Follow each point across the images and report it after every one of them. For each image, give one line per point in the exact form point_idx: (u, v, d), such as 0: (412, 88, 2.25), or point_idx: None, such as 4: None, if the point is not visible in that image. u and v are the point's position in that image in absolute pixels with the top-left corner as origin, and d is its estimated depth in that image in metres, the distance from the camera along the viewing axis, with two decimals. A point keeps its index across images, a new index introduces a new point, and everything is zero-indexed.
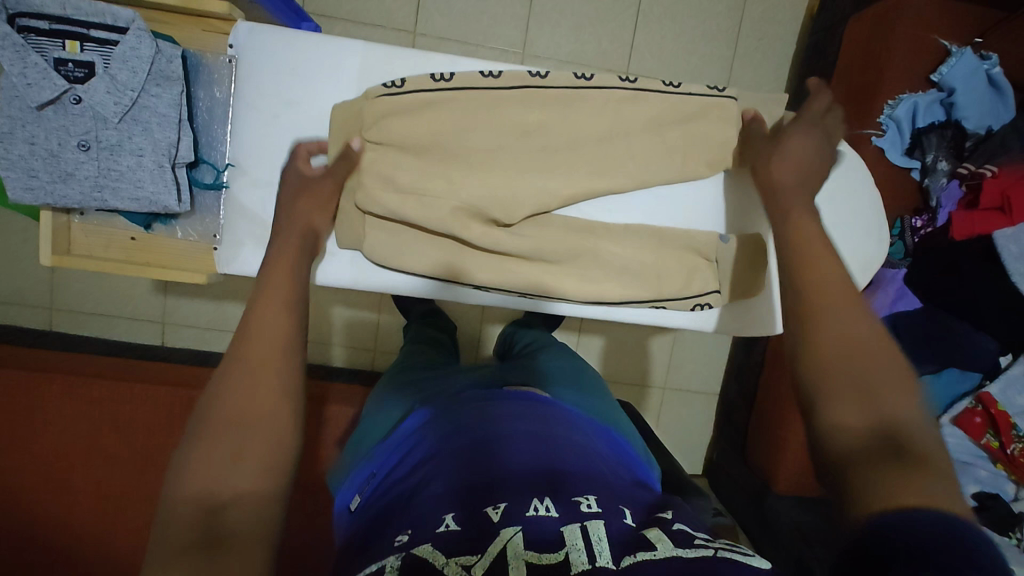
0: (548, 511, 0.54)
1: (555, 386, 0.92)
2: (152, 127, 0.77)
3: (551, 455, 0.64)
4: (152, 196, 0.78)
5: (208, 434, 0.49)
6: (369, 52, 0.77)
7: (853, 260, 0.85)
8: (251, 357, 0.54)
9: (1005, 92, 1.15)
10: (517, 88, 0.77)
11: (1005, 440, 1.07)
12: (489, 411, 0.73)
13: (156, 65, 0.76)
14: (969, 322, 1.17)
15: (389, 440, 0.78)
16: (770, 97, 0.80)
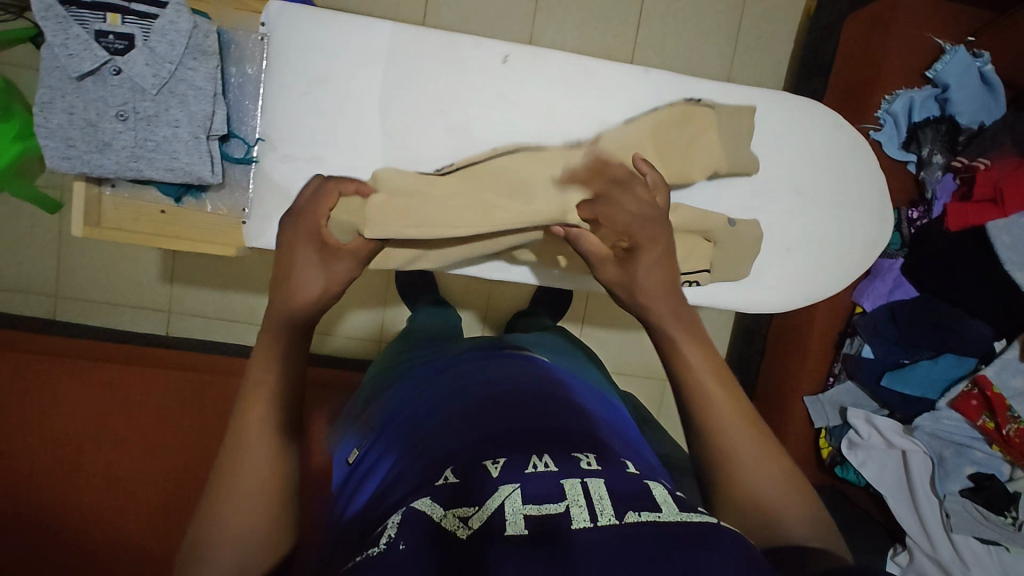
0: (547, 466, 0.54)
1: (559, 356, 0.95)
2: (188, 100, 0.79)
3: (552, 417, 0.65)
4: (187, 167, 0.80)
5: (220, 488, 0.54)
6: (395, 33, 0.79)
7: (858, 240, 0.88)
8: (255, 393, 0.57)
9: (995, 89, 1.20)
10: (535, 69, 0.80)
11: (1001, 421, 1.10)
12: (486, 379, 0.75)
13: (194, 40, 0.79)
14: (963, 310, 1.19)
15: (395, 400, 0.82)
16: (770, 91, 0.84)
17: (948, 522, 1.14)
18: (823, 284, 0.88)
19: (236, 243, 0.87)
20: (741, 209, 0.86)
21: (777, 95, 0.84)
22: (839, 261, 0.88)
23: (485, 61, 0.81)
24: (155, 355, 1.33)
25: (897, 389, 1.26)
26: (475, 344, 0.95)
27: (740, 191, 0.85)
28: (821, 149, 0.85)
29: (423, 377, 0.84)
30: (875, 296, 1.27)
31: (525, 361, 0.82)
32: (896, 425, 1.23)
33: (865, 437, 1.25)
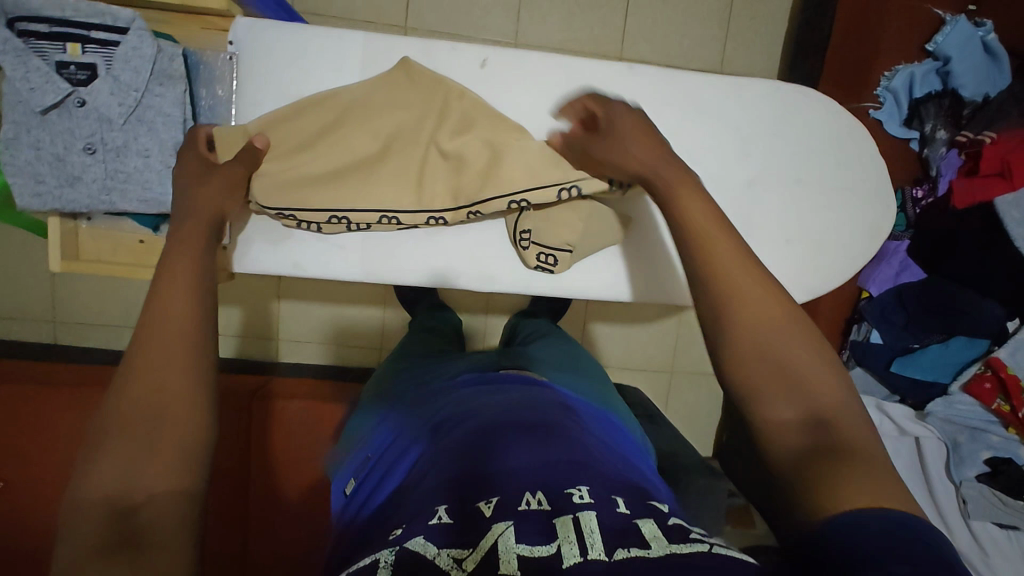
0: (540, 504, 0.52)
1: (556, 375, 0.93)
2: (157, 127, 0.77)
3: (549, 441, 0.63)
4: (160, 197, 0.78)
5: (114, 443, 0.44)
6: (369, 42, 0.77)
7: (858, 229, 0.84)
8: (152, 322, 0.50)
9: (1000, 59, 1.16)
10: (508, 60, 0.79)
11: (1016, 404, 1.07)
12: (480, 401, 0.73)
13: (159, 64, 0.75)
14: (974, 290, 1.15)
15: (391, 424, 0.80)
16: (756, 80, 0.81)
17: (965, 508, 1.11)
18: (825, 277, 0.84)
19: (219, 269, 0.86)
20: (734, 209, 0.82)
21: (762, 83, 0.81)
22: (841, 250, 0.84)
23: (463, 66, 0.79)
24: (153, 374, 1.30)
25: (907, 373, 1.23)
26: (470, 365, 0.93)
27: (733, 191, 0.81)
28: (812, 138, 0.82)
29: (420, 401, 0.82)
30: (882, 280, 1.25)
31: (522, 383, 0.80)
32: (908, 412, 1.22)
33: (877, 425, 1.22)
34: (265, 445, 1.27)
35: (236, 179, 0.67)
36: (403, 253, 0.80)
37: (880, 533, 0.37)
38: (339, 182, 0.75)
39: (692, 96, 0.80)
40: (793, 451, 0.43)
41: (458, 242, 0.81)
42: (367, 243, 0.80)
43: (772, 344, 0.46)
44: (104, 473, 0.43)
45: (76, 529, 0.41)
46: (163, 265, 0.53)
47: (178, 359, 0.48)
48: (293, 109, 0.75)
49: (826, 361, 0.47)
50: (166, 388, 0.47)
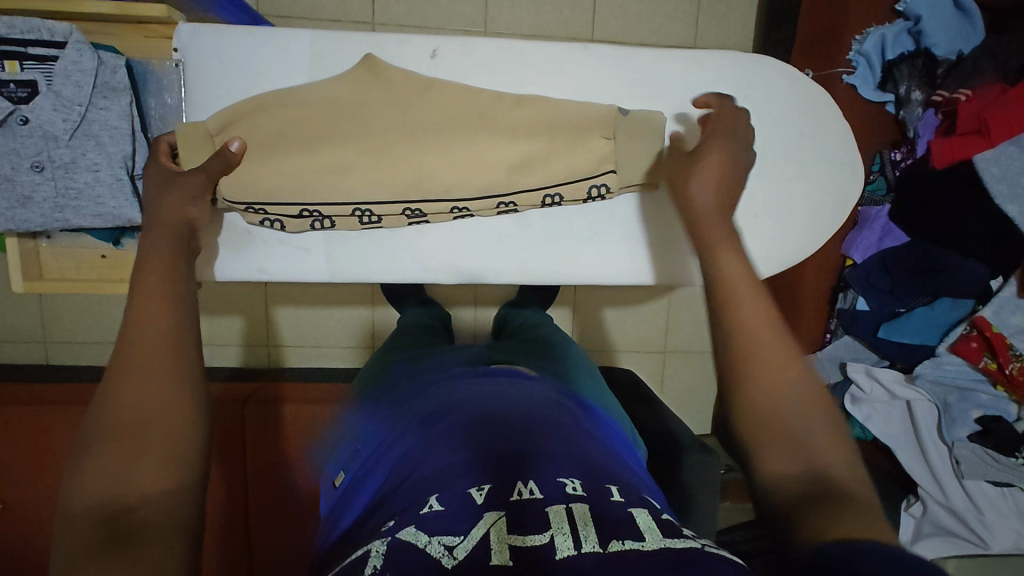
0: (533, 493, 0.52)
1: (545, 367, 0.91)
2: (103, 141, 0.76)
3: (542, 431, 0.61)
4: (115, 211, 0.78)
5: (100, 445, 0.42)
6: (316, 39, 0.76)
7: (828, 197, 0.83)
8: (138, 328, 0.48)
9: (971, 14, 1.14)
10: (460, 48, 0.77)
11: (1003, 360, 1.05)
12: (469, 390, 0.72)
13: (101, 77, 0.74)
14: (957, 251, 1.14)
15: (379, 418, 0.80)
16: (712, 53, 0.80)
17: (959, 469, 1.10)
18: (796, 248, 0.84)
19: None
20: None
21: (718, 53, 0.80)
22: (811, 217, 0.83)
23: (414, 57, 0.78)
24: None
25: (894, 339, 1.22)
26: (458, 358, 0.91)
27: None
28: (774, 108, 0.81)
29: (412, 393, 0.80)
30: (865, 246, 1.24)
31: (512, 374, 0.79)
32: (898, 376, 1.20)
33: (867, 391, 1.23)
34: (261, 450, 1.25)
35: (197, 189, 0.63)
36: (366, 254, 0.81)
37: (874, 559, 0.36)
38: (294, 179, 0.74)
39: (651, 72, 0.79)
40: (792, 492, 0.43)
41: (422, 240, 0.81)
42: (329, 242, 0.81)
43: (774, 394, 0.46)
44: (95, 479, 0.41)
45: (68, 539, 0.39)
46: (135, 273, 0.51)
47: (157, 363, 0.46)
48: (244, 114, 0.74)
49: (822, 407, 0.46)
50: (146, 400, 0.45)
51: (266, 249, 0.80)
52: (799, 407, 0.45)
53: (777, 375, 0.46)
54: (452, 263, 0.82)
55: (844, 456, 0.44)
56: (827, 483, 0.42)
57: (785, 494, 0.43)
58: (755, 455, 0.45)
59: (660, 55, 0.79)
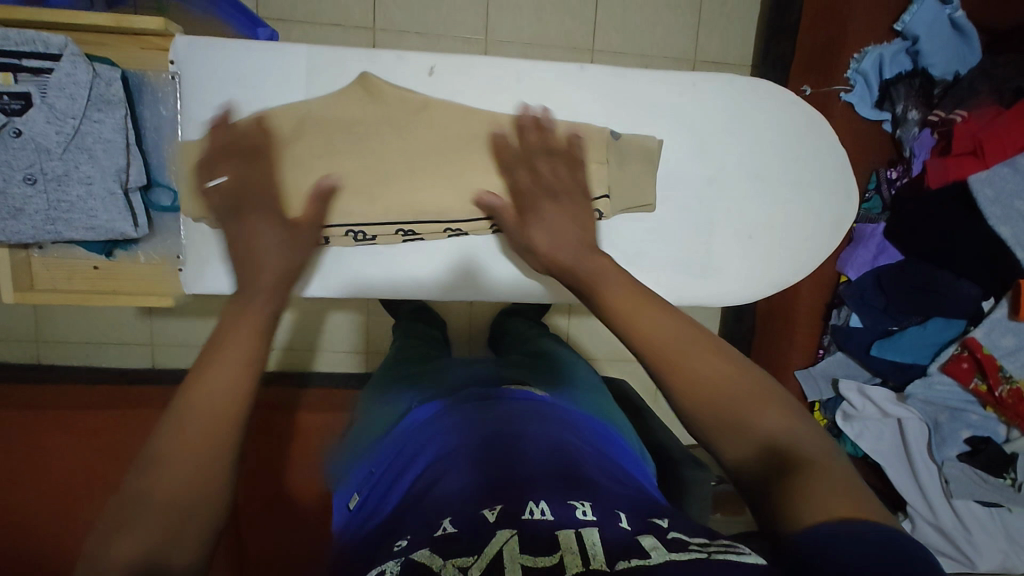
0: (545, 514, 0.51)
1: (557, 387, 0.89)
2: (97, 154, 0.75)
3: (557, 456, 0.61)
4: (108, 224, 0.78)
5: (149, 479, 0.42)
6: (315, 54, 0.76)
7: (825, 221, 0.83)
8: (218, 351, 0.48)
9: (969, 34, 1.15)
10: (457, 65, 0.78)
11: (993, 382, 1.06)
12: (482, 409, 0.72)
13: (96, 89, 0.74)
14: (949, 271, 1.15)
15: (391, 434, 0.79)
16: (711, 76, 0.80)
17: (949, 488, 1.10)
18: (791, 271, 0.84)
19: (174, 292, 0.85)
20: (696, 216, 0.82)
21: (714, 76, 0.80)
22: (804, 239, 0.83)
23: (411, 73, 0.78)
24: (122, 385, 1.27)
25: (887, 357, 1.22)
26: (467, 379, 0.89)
27: (696, 199, 0.81)
28: (773, 131, 0.81)
29: (422, 411, 0.79)
30: (860, 263, 1.23)
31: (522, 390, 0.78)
32: (888, 394, 1.21)
33: (860, 409, 1.22)
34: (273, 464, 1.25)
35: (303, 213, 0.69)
36: (363, 270, 0.81)
37: (849, 547, 0.39)
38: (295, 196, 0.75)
39: (650, 94, 0.80)
40: (753, 470, 0.46)
41: (420, 254, 0.82)
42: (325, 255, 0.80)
43: (713, 388, 0.48)
44: (119, 550, 0.39)
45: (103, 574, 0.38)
46: (248, 254, 0.59)
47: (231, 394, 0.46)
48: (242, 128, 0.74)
49: (753, 382, 0.49)
50: (215, 429, 0.45)
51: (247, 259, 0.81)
52: (734, 383, 0.48)
53: (707, 365, 0.49)
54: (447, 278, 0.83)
55: (784, 421, 0.47)
56: (784, 455, 0.45)
57: (752, 474, 0.46)
58: (714, 443, 0.48)
59: (657, 76, 0.79)
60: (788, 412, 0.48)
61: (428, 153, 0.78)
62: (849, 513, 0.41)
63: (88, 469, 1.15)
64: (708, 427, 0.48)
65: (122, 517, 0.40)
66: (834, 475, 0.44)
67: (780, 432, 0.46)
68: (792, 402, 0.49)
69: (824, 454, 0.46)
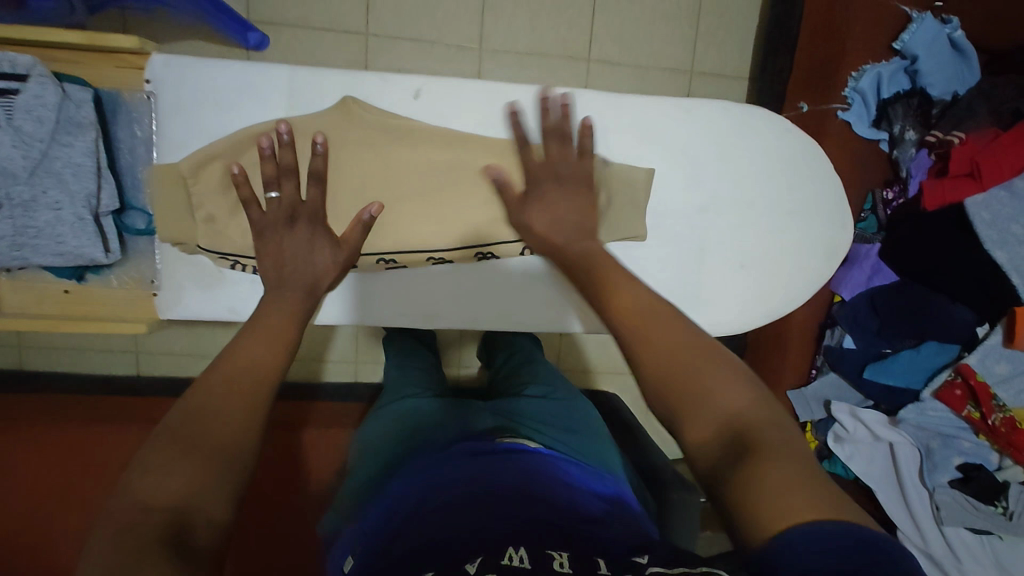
0: (521, 561, 0.50)
1: (540, 415, 0.87)
2: (66, 178, 0.72)
3: (541, 506, 0.61)
4: (77, 250, 0.76)
5: (174, 452, 0.48)
6: (295, 75, 0.76)
7: (818, 252, 0.82)
8: (235, 361, 0.56)
9: (968, 55, 1.14)
10: (442, 88, 0.78)
11: (987, 411, 1.06)
12: (477, 447, 0.70)
13: (65, 112, 0.71)
14: (945, 295, 1.14)
15: (372, 478, 0.76)
16: (701, 101, 0.79)
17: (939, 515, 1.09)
18: (783, 301, 0.82)
19: (148, 318, 0.83)
20: (687, 246, 0.80)
21: (703, 103, 0.79)
22: (796, 268, 0.82)
23: (399, 96, 0.78)
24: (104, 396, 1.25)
25: (880, 381, 1.22)
26: (462, 409, 0.87)
27: (685, 229, 0.80)
28: (767, 159, 0.80)
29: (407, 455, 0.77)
30: (854, 284, 1.23)
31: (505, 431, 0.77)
32: (881, 418, 1.20)
33: (851, 431, 1.21)
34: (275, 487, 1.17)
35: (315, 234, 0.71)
36: (371, 284, 0.82)
37: (820, 553, 0.38)
38: None
39: (640, 118, 0.78)
40: (715, 454, 0.46)
41: (427, 277, 0.83)
42: None
43: (681, 369, 0.50)
44: (160, 493, 0.45)
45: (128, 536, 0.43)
46: (290, 269, 0.67)
47: (241, 391, 0.53)
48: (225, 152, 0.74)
49: (727, 370, 0.50)
50: (226, 421, 0.51)
51: (223, 284, 0.81)
52: (699, 363, 0.50)
53: (672, 342, 0.52)
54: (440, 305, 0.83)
55: (750, 400, 0.48)
56: (746, 436, 0.46)
57: (712, 459, 0.46)
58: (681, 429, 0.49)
59: (647, 99, 0.77)
60: (750, 390, 0.49)
61: (414, 178, 0.78)
62: (809, 512, 0.40)
63: (63, 487, 1.12)
64: (673, 410, 0.49)
65: (158, 466, 0.47)
66: (797, 460, 0.44)
67: (746, 410, 0.47)
68: (756, 383, 0.50)
69: (787, 437, 0.46)
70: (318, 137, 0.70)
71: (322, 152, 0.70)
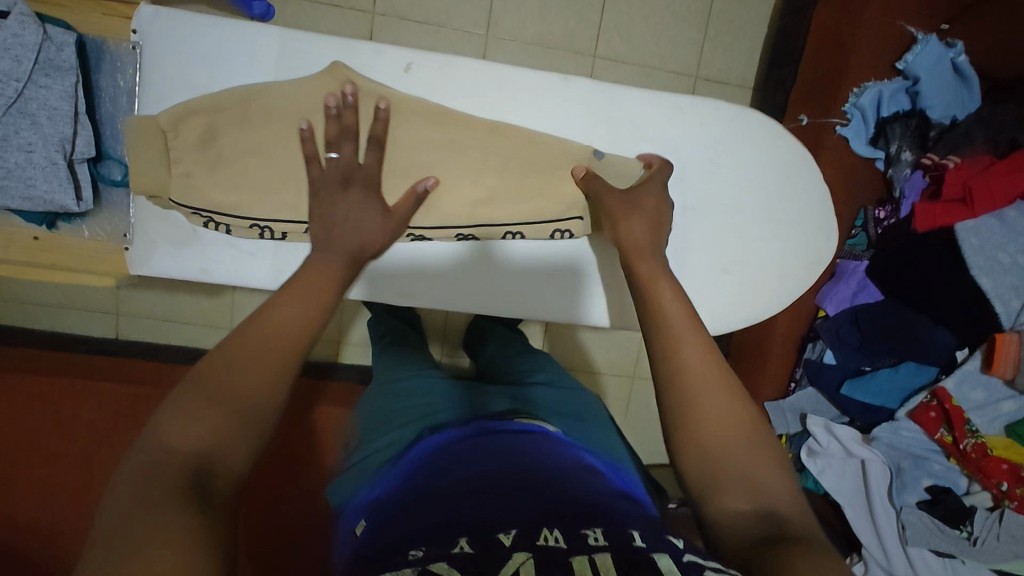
0: (556, 541, 0.49)
1: (554, 399, 0.87)
2: (41, 121, 0.71)
3: (565, 481, 0.61)
4: (47, 196, 0.74)
5: (202, 399, 0.48)
6: (286, 39, 0.75)
7: (801, 262, 0.82)
8: (269, 318, 0.56)
9: (970, 80, 1.13)
10: (434, 65, 0.77)
11: (959, 435, 1.07)
12: (486, 423, 0.71)
13: (44, 53, 0.71)
14: (928, 316, 1.14)
15: (393, 445, 0.76)
16: (693, 101, 0.79)
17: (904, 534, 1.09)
18: (761, 307, 0.82)
19: (113, 273, 0.84)
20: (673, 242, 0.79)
21: (696, 101, 0.79)
22: (777, 276, 0.82)
23: (387, 70, 0.77)
24: (85, 359, 1.27)
25: (857, 398, 1.21)
26: (478, 391, 0.87)
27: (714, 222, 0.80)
28: (761, 163, 0.80)
29: (428, 422, 0.77)
30: (839, 299, 1.22)
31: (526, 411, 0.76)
32: (856, 435, 1.20)
33: (824, 446, 1.21)
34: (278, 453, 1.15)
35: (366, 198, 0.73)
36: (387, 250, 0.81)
37: None
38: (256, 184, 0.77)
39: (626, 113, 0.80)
40: (741, 534, 0.49)
41: (436, 257, 0.82)
42: (278, 248, 0.80)
43: (722, 446, 0.54)
44: (183, 438, 0.46)
45: (147, 475, 0.43)
46: (338, 231, 0.69)
47: (272, 345, 0.54)
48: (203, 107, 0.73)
49: (759, 454, 0.54)
50: (254, 372, 0.51)
51: (195, 239, 0.79)
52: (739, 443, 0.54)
53: (728, 415, 0.55)
54: (426, 278, 0.82)
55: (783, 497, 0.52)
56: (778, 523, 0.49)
57: (740, 534, 0.49)
58: (712, 500, 0.52)
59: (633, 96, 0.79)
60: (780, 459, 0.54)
61: (399, 154, 0.77)
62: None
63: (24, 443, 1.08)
64: (709, 483, 0.53)
65: (188, 408, 0.47)
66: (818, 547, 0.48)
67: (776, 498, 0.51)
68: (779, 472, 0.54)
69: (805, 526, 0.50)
70: (382, 102, 0.72)
71: (384, 118, 0.72)
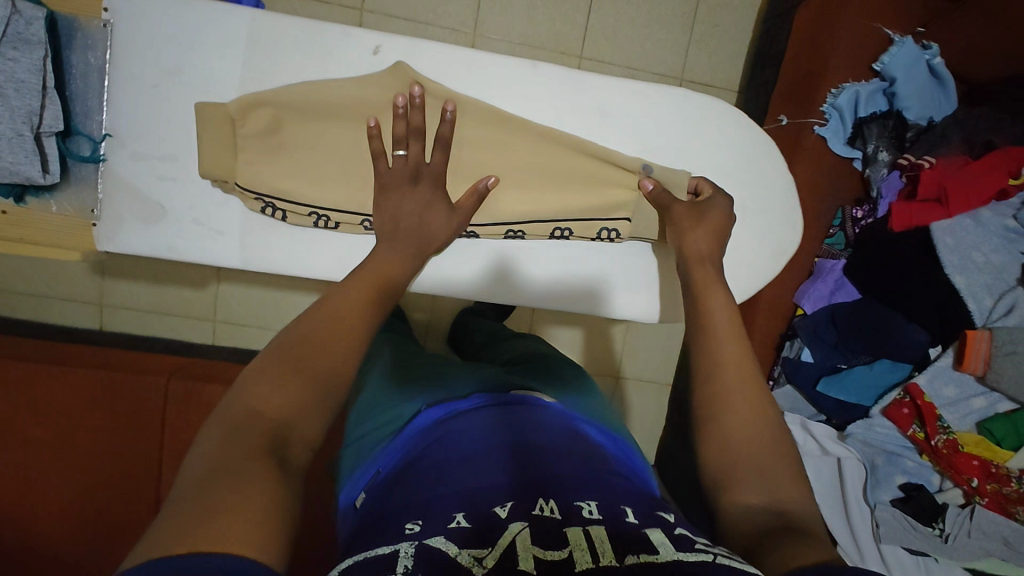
0: (552, 512, 0.50)
1: (558, 376, 0.87)
2: (7, 93, 0.72)
3: (578, 454, 0.61)
4: (12, 166, 0.75)
5: (278, 373, 0.49)
6: (257, 21, 0.77)
7: (769, 247, 0.84)
8: (338, 301, 0.57)
9: (946, 82, 1.15)
10: (406, 51, 0.79)
11: (931, 431, 1.09)
12: (495, 397, 0.71)
13: (13, 27, 0.72)
14: (902, 314, 1.15)
15: (390, 420, 0.76)
16: (662, 90, 0.82)
17: (878, 531, 1.09)
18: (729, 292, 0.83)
19: (79, 248, 0.83)
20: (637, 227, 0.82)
21: (663, 91, 0.82)
22: (745, 261, 0.83)
23: (358, 55, 0.79)
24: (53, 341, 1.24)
25: (833, 395, 1.21)
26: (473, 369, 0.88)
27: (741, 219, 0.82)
28: (728, 152, 0.82)
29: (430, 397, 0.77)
30: (816, 298, 1.22)
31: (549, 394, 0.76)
32: (831, 432, 1.21)
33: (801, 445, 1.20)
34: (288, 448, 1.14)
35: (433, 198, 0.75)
36: None
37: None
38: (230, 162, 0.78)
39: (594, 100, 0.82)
40: (754, 525, 0.50)
41: (468, 263, 0.84)
42: (247, 231, 0.81)
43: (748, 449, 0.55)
44: (264, 409, 0.47)
45: (219, 446, 0.44)
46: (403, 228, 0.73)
47: (346, 323, 0.55)
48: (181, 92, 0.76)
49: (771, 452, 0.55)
50: (333, 348, 0.52)
51: (161, 217, 0.80)
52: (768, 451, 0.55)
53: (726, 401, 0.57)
54: (460, 271, 0.83)
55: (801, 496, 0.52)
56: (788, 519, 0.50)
57: (752, 522, 0.50)
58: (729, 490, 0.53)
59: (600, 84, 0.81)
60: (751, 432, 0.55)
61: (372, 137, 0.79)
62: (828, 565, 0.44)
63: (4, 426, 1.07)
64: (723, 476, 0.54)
65: (269, 380, 0.48)
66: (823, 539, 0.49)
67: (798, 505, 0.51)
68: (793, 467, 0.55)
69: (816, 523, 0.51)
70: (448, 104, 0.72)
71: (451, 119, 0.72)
